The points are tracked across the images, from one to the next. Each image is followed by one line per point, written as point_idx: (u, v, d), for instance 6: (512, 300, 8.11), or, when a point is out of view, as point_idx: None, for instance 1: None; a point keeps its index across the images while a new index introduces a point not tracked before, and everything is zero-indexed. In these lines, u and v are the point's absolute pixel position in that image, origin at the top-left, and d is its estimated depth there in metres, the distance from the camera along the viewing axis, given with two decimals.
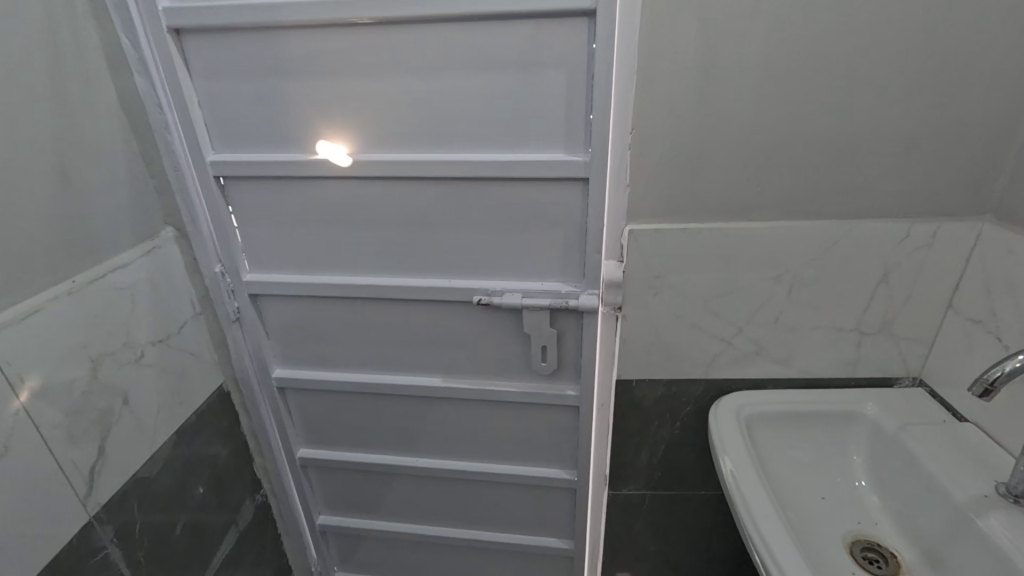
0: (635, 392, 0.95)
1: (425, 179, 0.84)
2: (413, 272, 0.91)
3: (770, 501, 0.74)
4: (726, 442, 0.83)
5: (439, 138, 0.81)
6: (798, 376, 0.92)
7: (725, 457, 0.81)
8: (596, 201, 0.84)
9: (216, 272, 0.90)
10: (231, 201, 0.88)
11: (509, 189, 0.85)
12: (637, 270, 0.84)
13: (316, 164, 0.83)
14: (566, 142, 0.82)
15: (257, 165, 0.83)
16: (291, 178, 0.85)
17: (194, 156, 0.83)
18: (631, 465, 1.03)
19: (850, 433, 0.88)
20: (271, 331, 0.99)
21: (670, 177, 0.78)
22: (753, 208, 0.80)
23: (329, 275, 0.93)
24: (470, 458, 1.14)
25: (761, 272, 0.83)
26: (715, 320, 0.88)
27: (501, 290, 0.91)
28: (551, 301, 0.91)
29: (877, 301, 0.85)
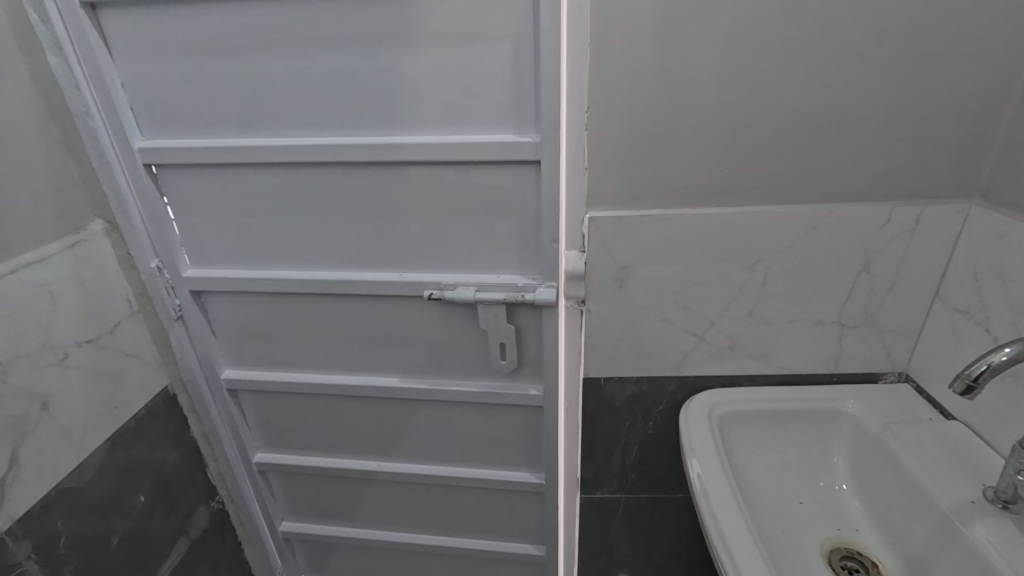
0: (604, 391, 0.90)
1: (371, 165, 0.78)
2: (364, 266, 0.86)
3: (739, 509, 0.68)
4: (697, 444, 0.77)
5: (384, 121, 0.76)
6: (776, 373, 0.86)
7: (695, 460, 0.76)
8: (552, 186, 0.78)
9: (153, 267, 0.86)
10: (165, 194, 0.83)
11: (461, 175, 0.79)
12: (600, 261, 0.78)
13: (252, 150, 0.77)
14: (518, 121, 0.76)
15: (191, 153, 0.78)
16: (229, 165, 0.79)
17: (122, 143, 0.78)
18: (603, 467, 0.98)
19: (832, 432, 0.82)
20: (218, 331, 0.95)
21: (632, 160, 0.73)
22: (722, 193, 0.74)
23: (276, 270, 0.88)
24: (437, 462, 1.09)
25: (733, 262, 0.78)
26: (685, 314, 0.82)
27: (454, 284, 0.86)
28: (507, 295, 0.86)
29: (858, 292, 0.79)
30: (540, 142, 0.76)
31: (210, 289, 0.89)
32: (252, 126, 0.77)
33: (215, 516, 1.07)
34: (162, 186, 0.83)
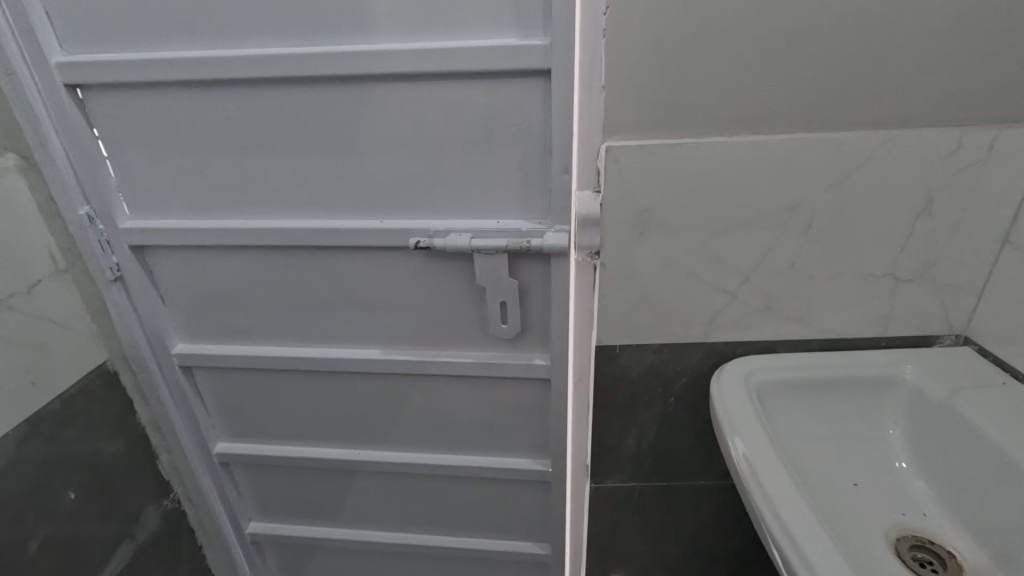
0: (619, 362, 0.78)
1: (356, 82, 0.71)
2: (342, 214, 0.80)
3: (797, 492, 0.57)
4: (737, 420, 0.66)
5: (365, 28, 0.69)
6: (817, 337, 0.75)
7: (735, 437, 0.65)
8: (561, 104, 0.68)
9: (82, 216, 0.81)
10: (132, 117, 0.77)
11: (454, 94, 0.71)
12: (616, 202, 0.66)
13: (219, 63, 0.71)
14: (519, 26, 0.67)
15: (155, 66, 0.72)
16: (196, 84, 0.74)
17: (91, 51, 0.74)
18: (616, 452, 0.86)
19: (887, 403, 0.71)
20: (168, 300, 0.91)
21: (658, 76, 0.61)
22: (761, 118, 0.62)
23: (250, 220, 0.81)
24: (426, 450, 0.98)
25: (773, 202, 0.66)
26: (716, 267, 0.70)
27: (445, 231, 0.78)
28: (510, 242, 0.76)
29: (915, 238, 0.68)
30: (549, 52, 0.66)
31: (181, 244, 0.84)
32: (212, 40, 0.71)
33: (168, 517, 1.01)
34: (90, 115, 0.78)
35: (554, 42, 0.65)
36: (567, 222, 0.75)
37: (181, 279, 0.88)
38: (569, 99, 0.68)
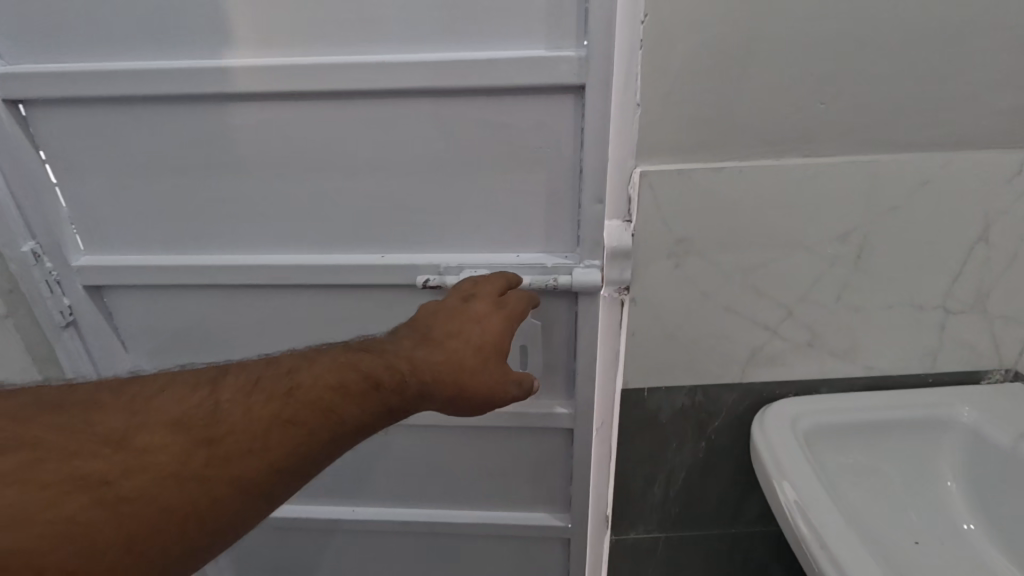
0: (647, 406, 0.70)
1: (369, 98, 0.64)
2: (337, 249, 0.73)
3: (866, 551, 0.51)
4: (788, 466, 0.60)
5: (380, 34, 0.61)
6: (862, 374, 0.68)
7: (788, 484, 0.58)
8: (595, 121, 0.62)
9: (26, 251, 0.71)
10: (96, 137, 0.67)
11: (472, 113, 0.64)
12: (650, 232, 0.60)
13: (196, 75, 0.62)
14: (550, 37, 0.61)
15: (127, 75, 0.62)
16: (168, 98, 0.64)
17: (47, 59, 0.64)
18: (640, 501, 0.78)
19: (943, 450, 0.65)
20: (131, 341, 0.81)
21: (699, 92, 0.54)
22: (812, 139, 0.56)
23: (233, 255, 0.73)
24: (425, 505, 0.90)
25: (820, 231, 0.60)
26: (757, 301, 0.64)
27: (458, 267, 0.71)
28: (535, 279, 0.70)
29: (971, 268, 0.62)
30: (582, 68, 0.60)
31: (149, 283, 0.75)
32: (189, 47, 0.62)
33: None
34: (35, 133, 0.68)
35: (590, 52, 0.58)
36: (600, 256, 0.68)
37: (159, 321, 0.79)
38: (603, 118, 0.62)
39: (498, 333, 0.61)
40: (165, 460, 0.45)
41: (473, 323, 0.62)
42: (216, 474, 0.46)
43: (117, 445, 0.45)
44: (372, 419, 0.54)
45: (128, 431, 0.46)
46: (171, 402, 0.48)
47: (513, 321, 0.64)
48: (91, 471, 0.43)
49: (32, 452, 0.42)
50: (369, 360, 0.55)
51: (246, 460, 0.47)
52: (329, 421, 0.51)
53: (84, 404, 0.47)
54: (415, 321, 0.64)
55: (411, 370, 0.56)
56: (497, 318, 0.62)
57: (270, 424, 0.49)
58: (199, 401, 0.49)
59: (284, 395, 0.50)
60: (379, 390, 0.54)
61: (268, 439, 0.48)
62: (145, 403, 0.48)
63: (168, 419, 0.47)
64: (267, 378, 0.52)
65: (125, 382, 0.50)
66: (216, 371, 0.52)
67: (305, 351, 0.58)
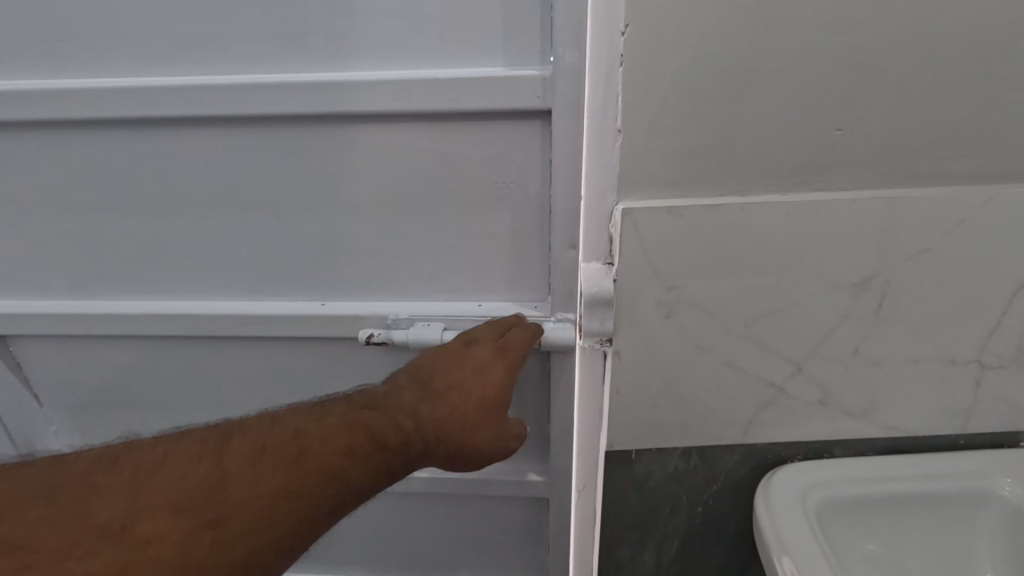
0: (635, 469, 0.62)
1: (352, 119, 0.68)
2: (298, 301, 0.80)
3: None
4: (790, 537, 0.52)
5: (359, 53, 0.65)
6: (882, 436, 0.59)
7: (788, 557, 0.50)
8: (561, 139, 0.65)
9: None
10: (95, 152, 0.73)
11: (445, 139, 0.68)
12: (636, 278, 0.51)
13: (167, 102, 0.68)
14: (509, 57, 0.65)
15: (126, 93, 0.68)
16: (145, 126, 0.71)
17: (49, 76, 0.69)
18: (629, 569, 0.69)
19: (976, 529, 0.56)
20: (118, 349, 0.87)
21: (692, 115, 0.45)
22: (825, 170, 0.48)
23: (204, 300, 0.82)
24: (395, 541, 0.98)
25: (835, 277, 0.51)
26: (762, 355, 0.55)
27: (411, 318, 0.77)
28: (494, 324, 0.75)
29: (1013, 318, 0.53)
30: (548, 97, 0.64)
31: (104, 331, 0.83)
32: (155, 80, 0.68)
33: None
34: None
35: (554, 71, 0.62)
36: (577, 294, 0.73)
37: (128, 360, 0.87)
38: (570, 139, 0.65)
39: (501, 385, 0.59)
40: (172, 549, 0.40)
41: (477, 373, 0.59)
42: (224, 560, 0.42)
43: (116, 538, 0.39)
44: (379, 483, 0.51)
45: (127, 518, 0.40)
46: (172, 480, 0.42)
47: (515, 371, 0.61)
48: (92, 574, 0.38)
49: (26, 556, 0.37)
50: (376, 421, 0.52)
51: (256, 546, 0.43)
52: (341, 491, 0.48)
53: (77, 488, 0.41)
54: (414, 365, 0.60)
55: (419, 428, 0.54)
56: (500, 368, 0.60)
57: (281, 499, 0.45)
58: (203, 476, 0.43)
59: (293, 464, 0.46)
60: (389, 453, 0.51)
61: (276, 517, 0.44)
62: (144, 482, 0.42)
63: (170, 502, 0.41)
64: (274, 445, 0.47)
65: (120, 454, 0.44)
66: (219, 436, 0.47)
67: (308, 405, 0.54)
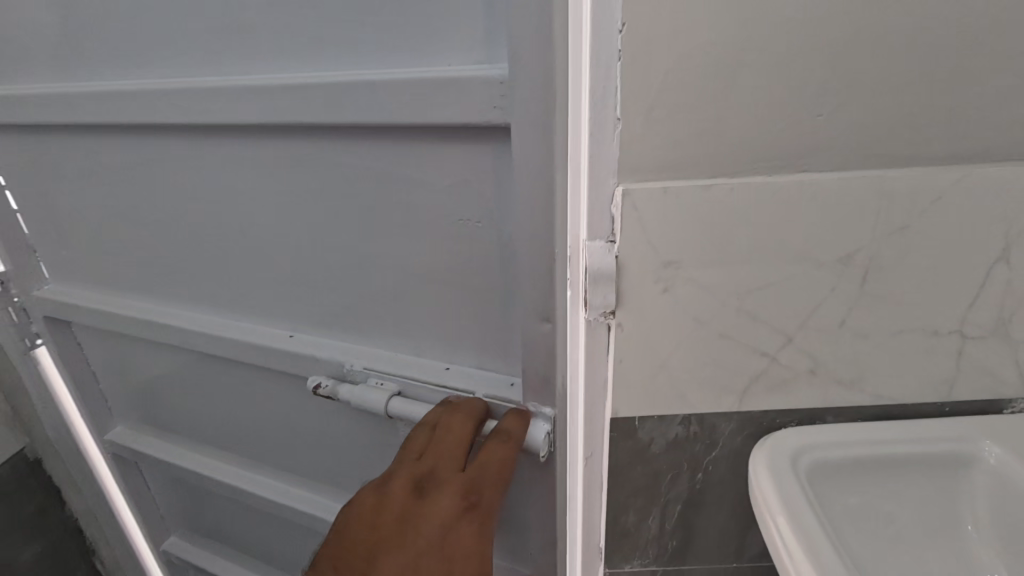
0: (638, 436, 0.67)
1: (360, 128, 0.81)
2: (289, 337, 1.05)
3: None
4: (783, 498, 0.56)
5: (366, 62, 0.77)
6: (872, 404, 0.63)
7: (781, 518, 0.54)
8: (526, 154, 0.70)
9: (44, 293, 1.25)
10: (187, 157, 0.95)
11: (435, 162, 0.80)
12: (635, 255, 0.56)
13: (233, 119, 0.85)
14: (471, 58, 0.73)
15: (196, 103, 0.86)
16: (224, 138, 0.91)
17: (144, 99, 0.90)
18: (636, 534, 0.74)
19: (962, 492, 0.60)
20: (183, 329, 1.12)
21: (686, 102, 0.50)
22: (810, 153, 0.52)
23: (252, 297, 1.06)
24: None
25: (821, 253, 0.55)
26: (755, 326, 0.59)
27: (363, 373, 0.98)
28: (424, 372, 0.96)
29: (990, 290, 0.57)
30: (505, 105, 0.70)
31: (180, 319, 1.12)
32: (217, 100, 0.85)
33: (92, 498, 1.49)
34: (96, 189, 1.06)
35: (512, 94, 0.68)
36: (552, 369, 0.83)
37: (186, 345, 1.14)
38: (533, 160, 0.70)
39: (464, 534, 0.80)
40: None
41: (441, 536, 0.79)
42: None
43: None
44: None
45: None
46: None
47: (474, 525, 0.81)
48: None
49: None
50: None
51: None
52: None
53: None
54: (377, 523, 0.81)
55: None
56: (464, 525, 0.81)
57: None
58: None
59: None
60: None
61: None
62: None
63: None
64: None
65: None
66: None
67: None
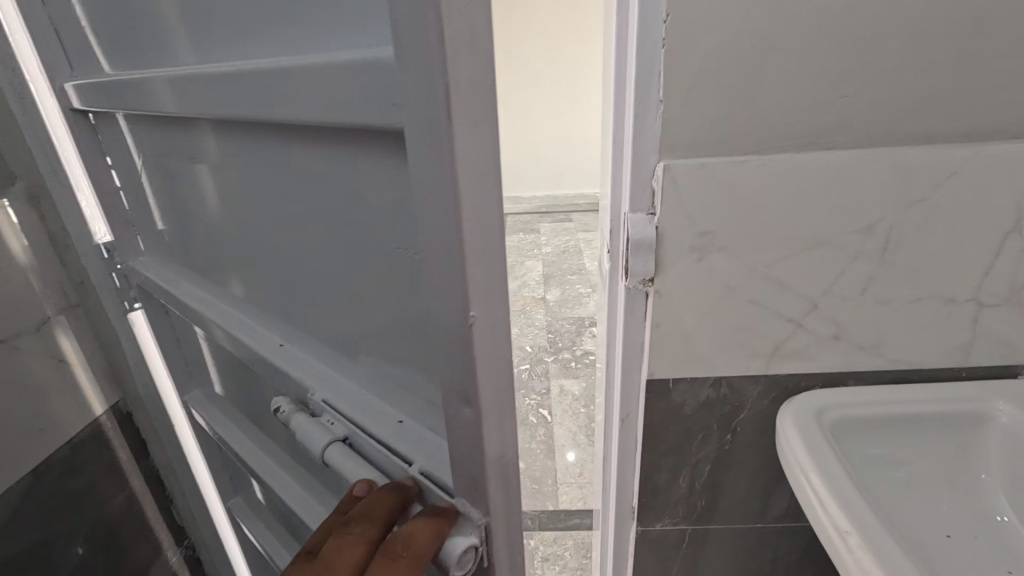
0: (672, 398, 0.72)
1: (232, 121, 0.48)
2: (278, 317, 0.68)
3: (892, 536, 0.49)
4: (811, 453, 0.60)
5: (268, 52, 0.46)
6: (889, 368, 0.68)
7: (812, 472, 0.57)
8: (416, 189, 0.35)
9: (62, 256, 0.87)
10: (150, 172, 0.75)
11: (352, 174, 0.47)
12: (673, 226, 0.62)
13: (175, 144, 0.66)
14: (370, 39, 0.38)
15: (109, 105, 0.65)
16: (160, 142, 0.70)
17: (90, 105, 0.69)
18: (666, 492, 0.80)
19: (975, 446, 0.65)
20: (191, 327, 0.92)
21: (722, 85, 0.55)
22: (834, 133, 0.57)
23: (231, 286, 0.74)
24: None
25: (845, 223, 0.61)
26: (782, 293, 0.64)
27: (319, 405, 0.59)
28: (398, 448, 0.52)
29: (1003, 261, 0.62)
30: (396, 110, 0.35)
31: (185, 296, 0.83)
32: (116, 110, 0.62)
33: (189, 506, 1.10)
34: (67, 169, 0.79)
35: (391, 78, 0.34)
36: (479, 476, 0.44)
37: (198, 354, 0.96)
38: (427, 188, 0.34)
39: None
40: None
41: None
42: None
43: None
44: None
45: None
46: None
47: None
48: None
49: None
50: None
51: None
52: None
53: None
54: None
55: None
56: None
57: None
58: None
59: None
60: None
61: None
62: None
63: None
64: None
65: None
66: None
67: None
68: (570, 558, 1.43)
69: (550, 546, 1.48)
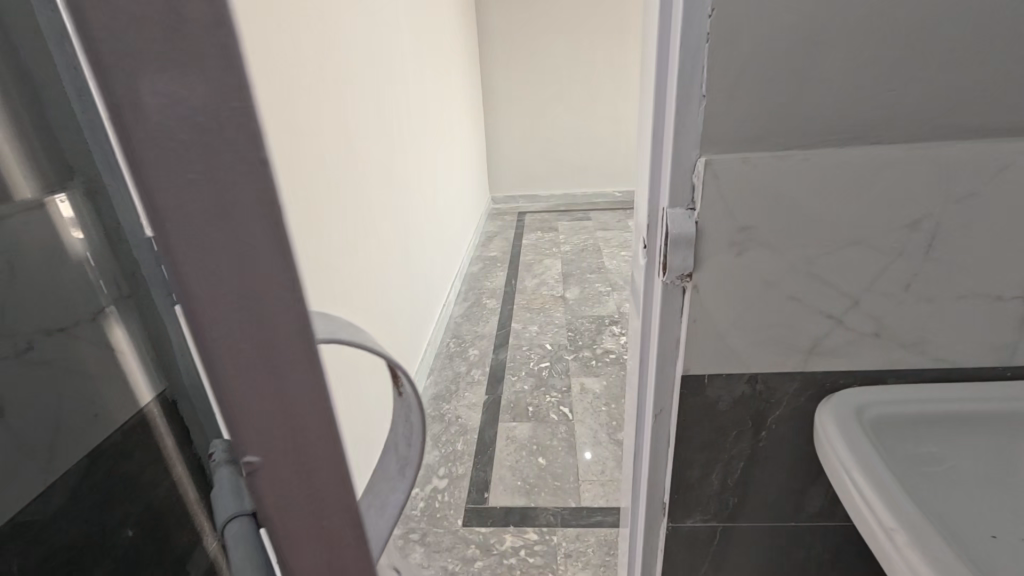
0: (707, 394, 0.72)
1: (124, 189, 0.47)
2: None
3: (940, 535, 0.49)
4: (852, 450, 0.59)
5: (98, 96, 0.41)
6: (930, 366, 0.67)
7: (854, 470, 0.57)
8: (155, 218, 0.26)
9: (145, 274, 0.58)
10: None
11: None
12: (714, 221, 0.61)
13: None
14: None
15: None
16: None
17: None
18: (698, 488, 0.80)
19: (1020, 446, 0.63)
20: None
21: (767, 79, 0.55)
22: (879, 128, 0.57)
23: None
24: None
25: (889, 219, 0.60)
26: (822, 289, 0.64)
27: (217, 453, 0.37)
28: None
29: None
30: None
31: None
32: None
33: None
34: None
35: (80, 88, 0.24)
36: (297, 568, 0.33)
37: None
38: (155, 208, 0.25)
39: None
40: None
41: None
42: None
43: None
44: None
45: None
46: None
47: None
48: None
49: None
50: None
51: None
52: None
53: None
54: None
55: None
56: None
57: None
58: None
59: None
60: None
61: None
62: None
63: None
64: None
65: None
66: None
67: None
68: (593, 555, 1.43)
69: (574, 542, 1.48)
